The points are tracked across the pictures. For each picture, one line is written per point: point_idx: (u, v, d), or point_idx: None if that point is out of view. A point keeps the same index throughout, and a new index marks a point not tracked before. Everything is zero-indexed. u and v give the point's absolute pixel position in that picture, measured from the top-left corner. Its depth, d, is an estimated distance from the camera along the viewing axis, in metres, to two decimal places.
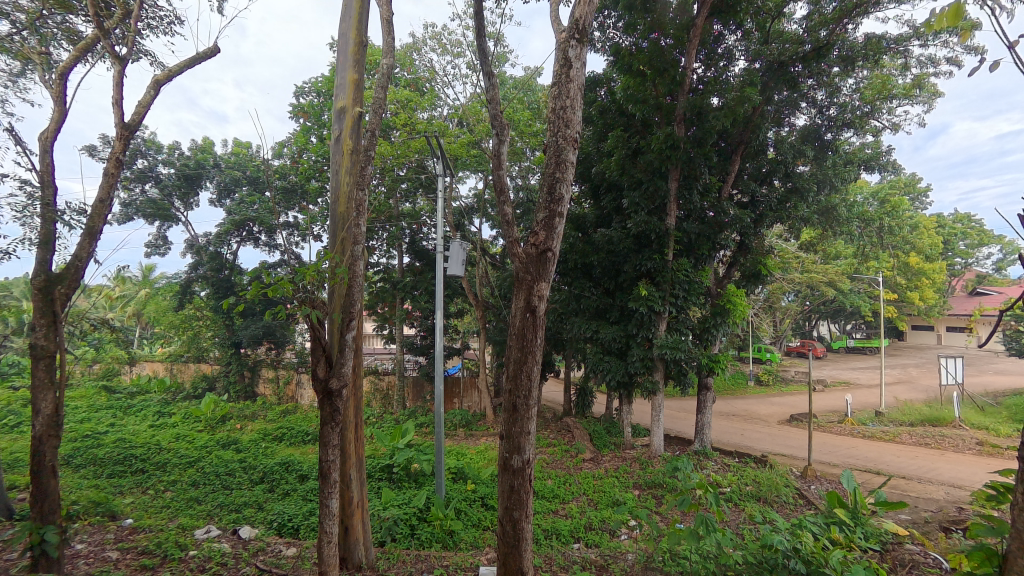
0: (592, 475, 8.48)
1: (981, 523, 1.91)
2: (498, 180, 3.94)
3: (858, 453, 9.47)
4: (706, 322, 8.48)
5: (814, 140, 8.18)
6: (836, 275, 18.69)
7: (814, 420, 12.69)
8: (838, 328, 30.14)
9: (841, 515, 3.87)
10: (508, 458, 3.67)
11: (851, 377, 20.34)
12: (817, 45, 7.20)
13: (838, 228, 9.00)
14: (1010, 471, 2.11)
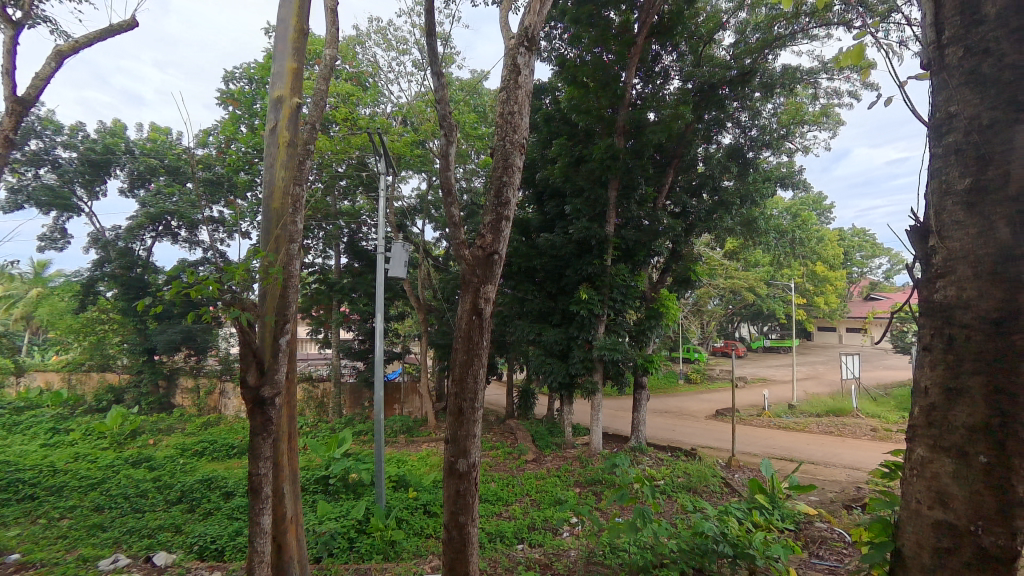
0: (535, 476, 8.60)
1: (877, 497, 2.17)
2: (445, 181, 3.90)
3: (774, 443, 10.41)
4: (642, 324, 8.94)
5: (738, 158, 8.72)
6: (756, 281, 20.49)
7: (737, 415, 13.80)
8: (757, 330, 33.06)
9: (762, 501, 4.19)
10: (454, 463, 3.63)
11: (768, 374, 22.38)
12: (742, 71, 7.89)
13: (757, 239, 9.85)
14: (898, 452, 2.42)
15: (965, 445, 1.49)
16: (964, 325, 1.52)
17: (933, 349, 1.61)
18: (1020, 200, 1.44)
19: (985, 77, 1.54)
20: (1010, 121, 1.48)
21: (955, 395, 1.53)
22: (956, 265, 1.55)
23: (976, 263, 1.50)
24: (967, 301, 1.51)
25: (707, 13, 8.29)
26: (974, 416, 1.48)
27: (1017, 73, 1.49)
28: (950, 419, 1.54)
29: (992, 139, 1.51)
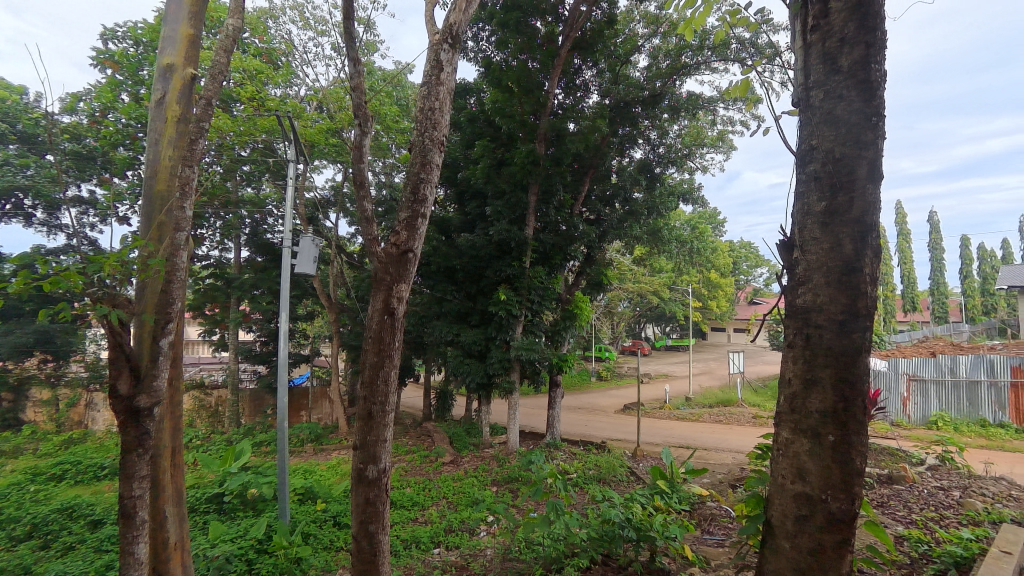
0: (452, 478, 8.53)
1: (753, 475, 2.50)
2: (358, 173, 3.71)
3: (673, 433, 11.45)
4: (557, 325, 9.30)
5: (647, 172, 9.46)
6: (660, 286, 22.43)
7: (642, 408, 14.95)
8: (660, 330, 36.16)
9: (662, 486, 4.52)
10: (362, 470, 3.48)
11: (668, 370, 24.58)
12: (653, 92, 8.59)
13: (661, 247, 10.74)
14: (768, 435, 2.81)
15: (817, 426, 1.76)
16: (816, 324, 1.79)
17: (794, 346, 1.88)
18: (859, 222, 1.74)
19: (838, 118, 1.84)
20: (854, 156, 1.79)
21: (810, 384, 1.79)
22: (812, 274, 1.82)
23: (828, 272, 1.77)
24: (821, 305, 1.78)
25: (625, 35, 8.89)
26: (824, 402, 1.75)
27: (861, 117, 1.80)
28: (807, 406, 1.81)
29: (842, 168, 1.80)
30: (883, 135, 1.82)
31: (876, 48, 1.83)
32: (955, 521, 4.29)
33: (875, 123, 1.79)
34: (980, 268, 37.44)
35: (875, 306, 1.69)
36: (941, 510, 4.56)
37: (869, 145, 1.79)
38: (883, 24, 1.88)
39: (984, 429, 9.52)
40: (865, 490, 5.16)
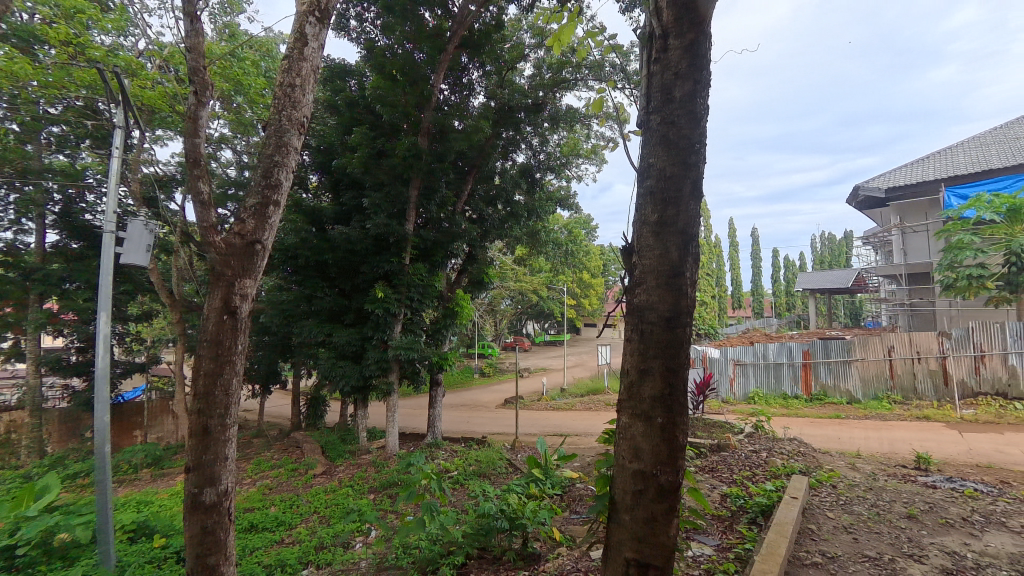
0: (324, 490, 7.88)
1: (603, 459, 2.78)
2: (193, 148, 3.20)
3: (549, 422, 12.19)
4: (438, 323, 9.17)
5: (529, 176, 9.76)
6: (539, 285, 23.78)
7: (521, 402, 15.65)
8: (539, 326, 38.38)
9: (537, 475, 4.76)
10: (197, 495, 2.99)
11: (546, 364, 26.22)
12: (535, 101, 8.96)
13: (540, 248, 11.29)
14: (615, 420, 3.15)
15: (649, 410, 1.99)
16: (648, 320, 2.01)
17: (632, 340, 2.08)
18: (683, 232, 2.01)
19: (671, 140, 2.10)
20: (680, 175, 2.05)
21: (644, 374, 2.01)
22: (646, 277, 2.03)
23: (658, 275, 2.00)
24: (653, 303, 2.00)
25: (512, 42, 9.13)
26: (655, 389, 1.98)
27: (687, 142, 2.08)
28: (641, 392, 2.02)
29: (671, 185, 2.05)
30: (703, 158, 2.13)
31: (701, 84, 2.13)
32: (762, 477, 5.28)
33: (697, 148, 2.09)
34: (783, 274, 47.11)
35: (692, 305, 1.98)
36: (753, 469, 5.59)
37: (692, 167, 2.08)
38: (707, 64, 2.19)
39: (785, 401, 12.02)
40: (700, 459, 6.09)
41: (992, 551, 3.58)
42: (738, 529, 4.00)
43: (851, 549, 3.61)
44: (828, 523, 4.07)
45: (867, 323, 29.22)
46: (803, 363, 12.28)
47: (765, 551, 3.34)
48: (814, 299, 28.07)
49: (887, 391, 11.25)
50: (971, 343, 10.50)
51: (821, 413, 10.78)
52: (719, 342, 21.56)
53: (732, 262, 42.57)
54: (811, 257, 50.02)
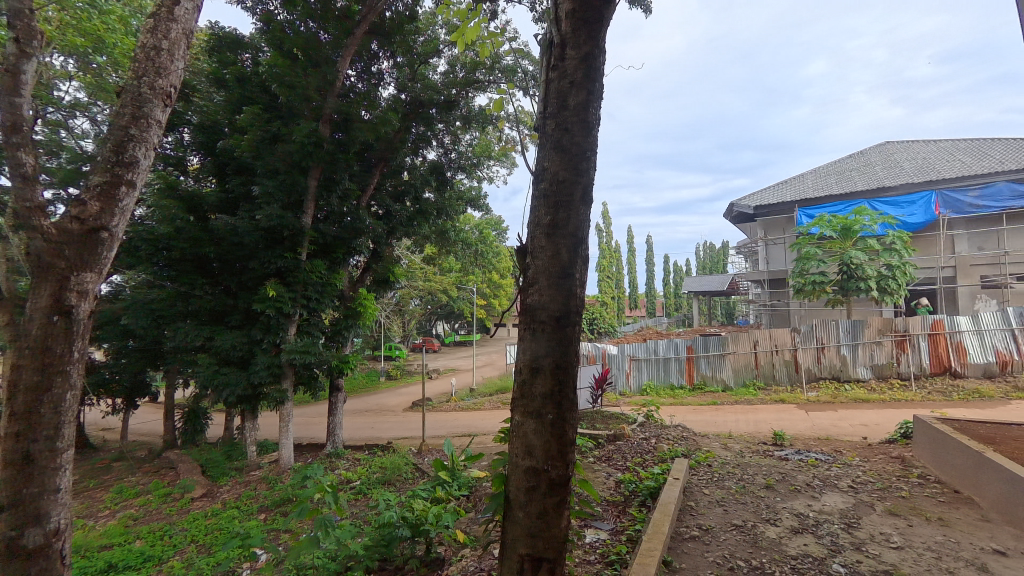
0: (203, 515, 6.96)
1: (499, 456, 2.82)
2: (11, 111, 2.63)
3: (457, 423, 12.12)
4: (339, 324, 8.61)
5: (439, 174, 9.56)
6: (449, 285, 23.61)
7: (429, 404, 15.36)
8: (450, 326, 38.13)
9: (444, 478, 4.64)
10: (14, 541, 2.42)
11: (457, 365, 26.13)
12: (448, 99, 8.80)
13: (449, 248, 11.15)
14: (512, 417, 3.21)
15: (540, 407, 2.04)
16: (541, 319, 2.06)
17: (525, 339, 2.12)
18: (574, 234, 2.09)
19: (564, 147, 2.17)
20: (573, 180, 2.14)
21: (536, 372, 2.06)
22: (538, 277, 2.08)
23: (550, 276, 2.06)
24: (545, 303, 2.05)
25: (425, 35, 8.91)
26: (546, 386, 2.04)
27: (579, 148, 2.17)
28: (532, 390, 2.07)
29: (563, 189, 2.13)
30: (593, 166, 2.24)
31: (594, 95, 2.23)
32: (651, 461, 5.77)
33: (589, 155, 2.19)
34: (672, 278, 52.33)
35: (581, 305, 2.07)
36: (644, 455, 6.07)
37: (583, 173, 2.18)
38: (601, 77, 2.29)
39: (673, 392, 13.33)
40: (599, 450, 6.49)
41: (827, 509, 4.29)
42: (630, 512, 4.31)
43: (722, 520, 4.08)
44: (704, 499, 4.56)
45: (737, 322, 33.58)
46: (687, 356, 13.72)
47: (651, 530, 3.61)
48: (697, 300, 31.52)
49: (753, 378, 13.00)
50: (815, 337, 12.53)
51: (701, 400, 12.13)
52: (619, 340, 23.19)
53: (630, 266, 46.27)
54: (695, 263, 56.19)
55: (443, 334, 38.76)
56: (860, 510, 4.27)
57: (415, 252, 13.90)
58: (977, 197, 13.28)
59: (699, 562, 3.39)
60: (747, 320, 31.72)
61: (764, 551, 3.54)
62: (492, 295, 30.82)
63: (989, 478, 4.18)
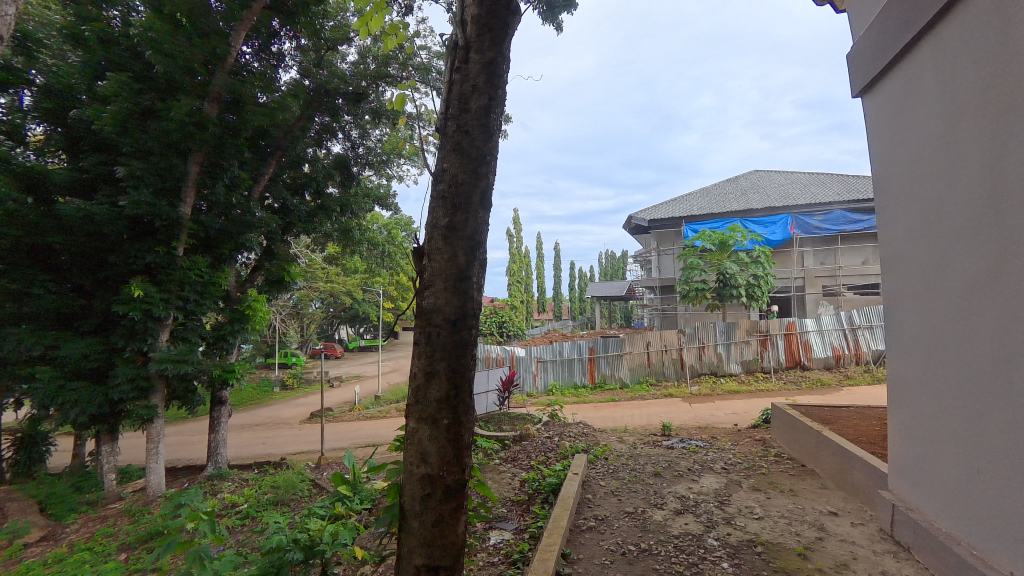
0: (38, 563, 5.72)
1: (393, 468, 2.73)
2: None
3: (360, 433, 11.51)
4: (223, 329, 7.69)
5: (344, 169, 9.02)
6: (353, 287, 22.44)
7: (329, 414, 14.39)
8: (355, 330, 36.17)
9: (344, 492, 4.34)
10: None
11: (362, 371, 24.88)
12: (357, 90, 8.36)
13: (354, 248, 10.56)
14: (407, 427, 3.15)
15: (435, 413, 2.01)
16: (438, 322, 2.03)
17: (420, 343, 2.08)
18: (471, 238, 2.10)
19: (464, 149, 2.16)
20: (472, 184, 2.14)
21: (430, 376, 2.03)
22: (435, 279, 2.05)
23: (446, 278, 2.04)
24: (440, 306, 2.03)
25: (334, 20, 8.37)
26: (441, 391, 2.01)
27: (480, 153, 2.18)
28: (427, 395, 2.03)
29: (462, 191, 2.12)
30: (493, 171, 2.26)
31: (496, 101, 2.24)
32: (553, 459, 5.99)
33: (488, 160, 2.20)
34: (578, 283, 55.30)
35: (478, 308, 2.08)
36: (547, 453, 6.29)
37: (482, 178, 2.18)
38: (504, 84, 2.31)
39: (576, 391, 14.10)
40: (504, 452, 6.60)
41: (704, 490, 4.81)
42: (533, 510, 4.42)
43: (616, 509, 4.37)
44: (601, 491, 4.85)
45: (633, 324, 36.51)
46: (589, 357, 14.57)
47: (551, 526, 3.74)
48: (599, 304, 33.67)
49: (646, 375, 14.23)
50: (697, 338, 14.06)
51: (601, 398, 12.95)
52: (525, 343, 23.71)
53: (539, 271, 47.99)
54: (598, 269, 59.77)
55: (346, 340, 36.51)
56: (730, 488, 4.86)
57: (315, 251, 12.98)
58: (821, 220, 15.94)
59: (595, 551, 3.58)
60: (643, 322, 34.41)
61: (652, 534, 3.85)
62: (400, 298, 29.81)
63: (825, 453, 4.98)
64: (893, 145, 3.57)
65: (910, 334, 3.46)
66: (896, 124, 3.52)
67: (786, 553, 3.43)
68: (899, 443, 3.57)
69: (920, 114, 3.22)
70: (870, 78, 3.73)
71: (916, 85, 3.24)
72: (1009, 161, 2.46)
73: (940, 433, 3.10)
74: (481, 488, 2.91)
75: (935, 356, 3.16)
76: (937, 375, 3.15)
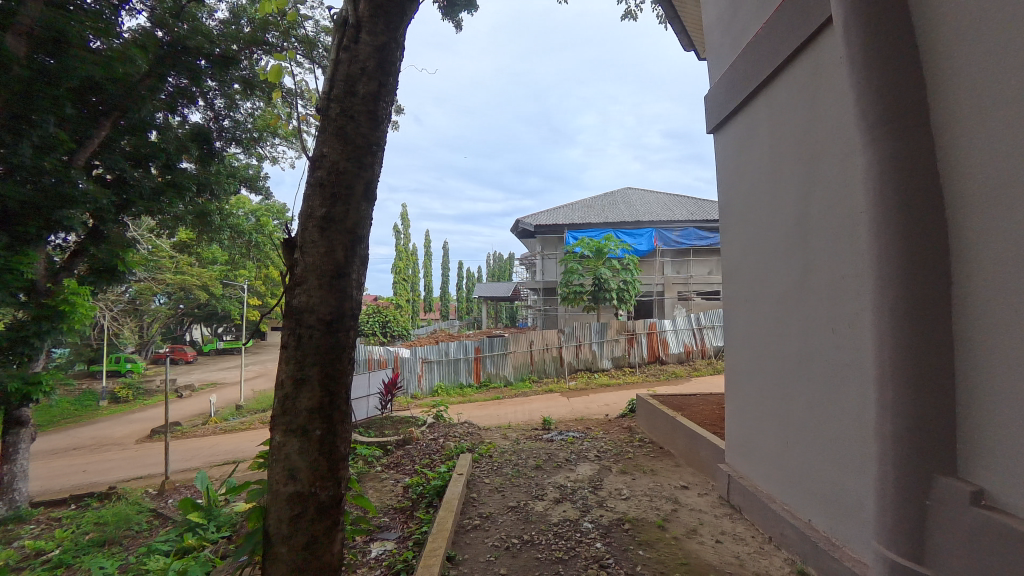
0: None
1: (253, 491, 2.38)
2: None
3: (216, 450, 10.02)
4: (21, 330, 6.02)
5: (204, 142, 7.73)
6: (211, 281, 19.47)
7: (175, 430, 12.25)
8: (211, 331, 31.38)
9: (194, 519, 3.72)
10: None
11: (220, 378, 21.73)
12: (225, 54, 7.19)
13: (212, 235, 9.13)
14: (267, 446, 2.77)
15: (305, 423, 1.81)
16: (309, 324, 1.85)
17: (288, 347, 1.86)
18: (352, 232, 1.94)
19: (348, 135, 1.98)
20: (354, 173, 1.97)
21: (300, 384, 1.83)
22: (307, 276, 1.86)
23: (321, 274, 1.86)
24: (313, 306, 1.85)
25: None
26: (312, 400, 1.82)
27: (365, 141, 2.01)
28: (296, 406, 1.82)
29: (343, 181, 1.94)
30: (380, 163, 2.11)
31: (387, 89, 2.09)
32: (438, 461, 5.90)
33: (375, 150, 2.05)
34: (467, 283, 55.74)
35: (357, 308, 1.94)
36: (432, 455, 6.18)
37: (367, 168, 2.03)
38: (396, 72, 2.18)
39: (462, 391, 14.18)
40: (387, 458, 6.33)
41: (580, 478, 5.18)
42: (418, 515, 4.30)
43: (500, 504, 4.47)
44: (486, 488, 4.90)
45: (518, 324, 38.00)
46: (475, 357, 14.73)
47: (436, 530, 3.67)
48: (486, 304, 34.37)
49: (529, 372, 14.91)
50: (575, 337, 15.16)
51: (486, 397, 13.19)
52: (409, 343, 22.95)
53: (428, 269, 47.23)
54: (486, 270, 60.80)
55: (200, 342, 31.43)
56: (602, 474, 5.32)
57: (158, 236, 10.94)
58: (678, 235, 18.35)
59: (480, 549, 3.61)
60: (526, 323, 36.08)
61: (533, 525, 4.01)
62: (270, 294, 26.74)
63: (679, 436, 5.73)
64: (735, 175, 4.24)
65: (744, 332, 4.14)
66: (737, 158, 4.19)
67: (648, 527, 3.84)
68: (734, 424, 4.26)
69: (755, 151, 3.88)
70: (721, 117, 4.39)
71: (753, 127, 3.89)
72: (814, 194, 3.07)
73: (763, 413, 3.76)
74: (358, 500, 2.71)
75: (761, 350, 3.83)
76: (762, 367, 3.82)
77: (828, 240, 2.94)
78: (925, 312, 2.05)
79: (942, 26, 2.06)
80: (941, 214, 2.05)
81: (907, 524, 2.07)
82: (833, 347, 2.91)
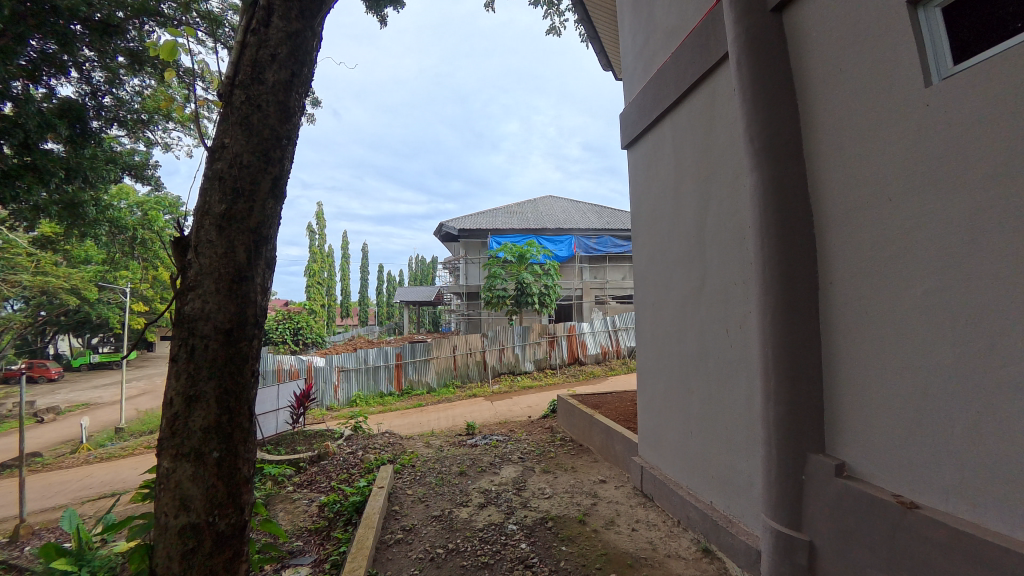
0: None
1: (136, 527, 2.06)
2: None
3: (89, 482, 8.55)
4: None
5: (75, 120, 6.54)
6: (79, 283, 16.62)
7: (30, 463, 10.22)
8: (80, 342, 26.80)
9: (59, 567, 3.11)
10: None
11: (92, 397, 18.63)
12: (107, 21, 6.11)
13: (82, 228, 7.76)
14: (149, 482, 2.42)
15: (200, 445, 1.62)
16: (204, 333, 1.67)
17: (178, 360, 1.67)
18: (255, 232, 1.78)
19: (253, 126, 1.82)
20: (260, 167, 1.81)
21: (192, 401, 1.64)
22: (203, 279, 1.69)
23: (219, 278, 1.70)
24: (208, 313, 1.67)
25: None
26: (207, 418, 1.64)
27: (273, 134, 1.86)
28: (189, 425, 1.63)
29: (245, 175, 1.78)
30: (289, 158, 1.96)
31: (299, 80, 1.96)
32: (356, 475, 5.59)
33: (284, 144, 1.91)
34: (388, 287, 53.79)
35: (260, 315, 1.78)
36: (350, 470, 5.83)
37: (274, 163, 1.87)
38: (311, 64, 2.06)
39: (382, 400, 13.62)
40: (298, 477, 5.85)
41: (504, 480, 5.23)
42: (335, 536, 4.01)
43: (424, 515, 4.35)
44: (408, 500, 4.75)
45: (443, 330, 37.46)
46: (396, 364, 14.23)
47: (354, 549, 3.48)
48: (408, 309, 33.45)
49: (452, 378, 14.75)
50: (497, 340, 15.30)
51: (408, 404, 12.80)
52: (324, 351, 21.49)
53: (346, 273, 44.75)
54: (408, 274, 59.03)
55: (68, 357, 26.76)
56: (525, 475, 5.42)
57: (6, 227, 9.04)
58: (596, 242, 19.80)
59: (402, 564, 3.49)
60: (450, 327, 35.72)
61: (459, 532, 3.97)
62: (157, 299, 23.50)
63: (596, 433, 6.03)
64: (645, 189, 4.60)
65: (652, 333, 4.50)
66: (646, 172, 4.56)
67: (570, 523, 3.99)
68: (645, 419, 4.59)
69: (661, 167, 4.25)
70: (633, 134, 4.76)
71: (660, 144, 4.27)
72: (710, 208, 3.45)
73: (669, 407, 4.10)
74: (267, 526, 2.47)
75: (666, 349, 4.18)
76: (667, 364, 4.17)
77: (721, 250, 3.31)
78: (799, 312, 2.39)
79: (809, 66, 2.41)
80: (807, 228, 2.40)
81: (787, 498, 2.39)
82: (726, 344, 3.27)
